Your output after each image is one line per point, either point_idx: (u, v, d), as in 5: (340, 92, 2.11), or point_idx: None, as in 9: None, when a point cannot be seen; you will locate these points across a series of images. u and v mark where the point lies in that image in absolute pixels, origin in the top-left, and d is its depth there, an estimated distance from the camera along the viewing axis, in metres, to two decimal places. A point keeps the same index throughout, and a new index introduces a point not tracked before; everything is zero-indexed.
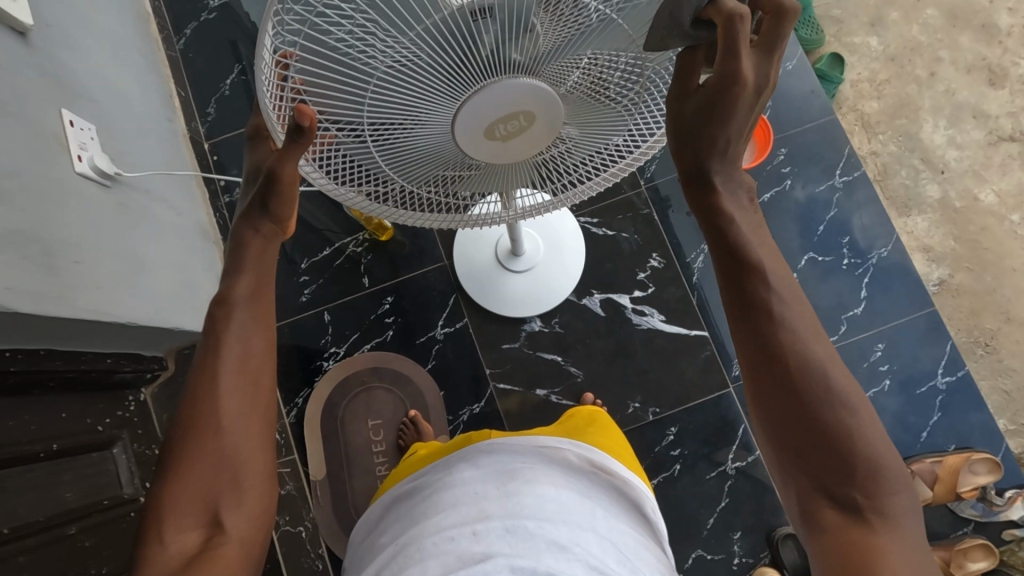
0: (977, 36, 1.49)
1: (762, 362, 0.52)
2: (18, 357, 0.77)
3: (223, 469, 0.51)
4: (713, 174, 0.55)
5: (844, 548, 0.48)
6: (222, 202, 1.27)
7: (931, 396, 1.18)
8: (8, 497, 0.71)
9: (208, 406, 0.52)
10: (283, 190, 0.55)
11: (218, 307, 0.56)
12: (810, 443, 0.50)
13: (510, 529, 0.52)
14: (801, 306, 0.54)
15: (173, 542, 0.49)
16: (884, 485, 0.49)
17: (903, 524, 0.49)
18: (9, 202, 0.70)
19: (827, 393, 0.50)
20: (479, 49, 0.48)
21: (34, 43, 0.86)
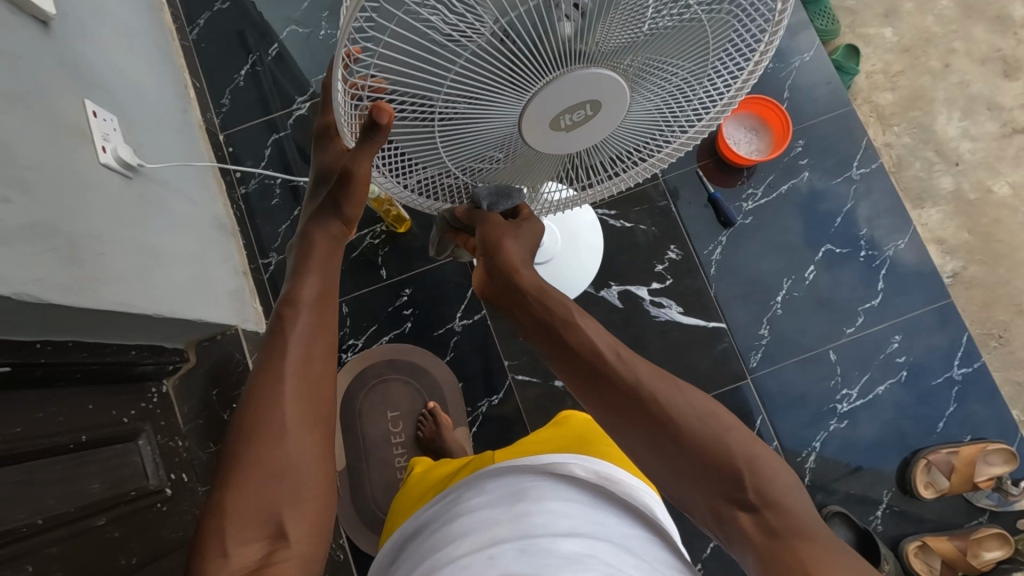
0: (992, 27, 1.48)
1: (629, 416, 0.61)
2: (47, 348, 0.77)
3: (283, 475, 0.52)
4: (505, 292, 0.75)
5: (767, 553, 0.53)
6: (238, 193, 1.28)
7: (947, 388, 1.19)
8: (33, 490, 0.71)
9: (269, 406, 0.54)
10: (355, 189, 0.61)
11: (285, 307, 0.60)
12: (696, 470, 0.57)
13: (525, 549, 0.51)
14: (641, 360, 0.65)
15: (233, 555, 0.49)
16: (767, 480, 0.56)
17: (798, 510, 0.55)
18: (33, 193, 0.69)
19: (692, 419, 0.59)
20: (549, 47, 0.48)
21: (54, 33, 0.85)
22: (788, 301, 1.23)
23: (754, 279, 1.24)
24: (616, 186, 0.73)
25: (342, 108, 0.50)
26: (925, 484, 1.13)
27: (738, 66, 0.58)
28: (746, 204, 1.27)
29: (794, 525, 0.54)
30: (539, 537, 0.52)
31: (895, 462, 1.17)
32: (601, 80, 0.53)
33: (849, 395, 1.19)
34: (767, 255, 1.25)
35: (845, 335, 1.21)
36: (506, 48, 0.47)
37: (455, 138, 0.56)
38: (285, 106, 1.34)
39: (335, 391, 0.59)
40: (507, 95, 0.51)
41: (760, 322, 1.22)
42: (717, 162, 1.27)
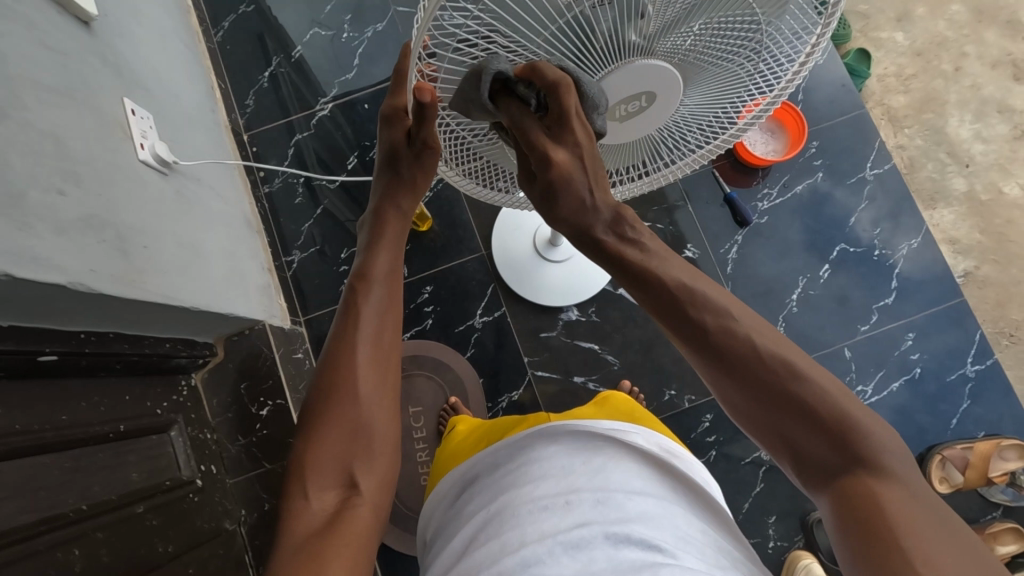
0: (1004, 31, 1.51)
1: (711, 361, 0.55)
2: (91, 339, 0.79)
3: (357, 436, 0.58)
4: (591, 228, 0.61)
5: (843, 503, 0.48)
6: (262, 192, 1.31)
7: (960, 384, 1.21)
8: (81, 476, 0.73)
9: (347, 377, 0.58)
10: (428, 158, 0.64)
11: (357, 282, 0.64)
12: (776, 420, 0.52)
13: (601, 500, 0.55)
14: (736, 301, 0.57)
15: (314, 499, 0.55)
16: (862, 434, 0.49)
17: (896, 462, 0.48)
18: (85, 186, 0.72)
19: (765, 354, 0.53)
20: (608, 36, 0.50)
21: (95, 32, 0.87)
22: (804, 299, 1.25)
23: (770, 278, 1.26)
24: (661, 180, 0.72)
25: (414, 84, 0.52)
26: (940, 478, 1.15)
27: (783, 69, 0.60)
28: (761, 204, 1.29)
29: (882, 469, 0.48)
30: (615, 491, 0.55)
31: (910, 458, 1.18)
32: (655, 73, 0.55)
33: (864, 392, 1.21)
34: (783, 254, 1.27)
35: (860, 332, 1.23)
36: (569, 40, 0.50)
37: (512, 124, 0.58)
38: (306, 108, 1.37)
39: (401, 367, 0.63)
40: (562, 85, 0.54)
41: (776, 320, 1.24)
42: (732, 163, 1.30)
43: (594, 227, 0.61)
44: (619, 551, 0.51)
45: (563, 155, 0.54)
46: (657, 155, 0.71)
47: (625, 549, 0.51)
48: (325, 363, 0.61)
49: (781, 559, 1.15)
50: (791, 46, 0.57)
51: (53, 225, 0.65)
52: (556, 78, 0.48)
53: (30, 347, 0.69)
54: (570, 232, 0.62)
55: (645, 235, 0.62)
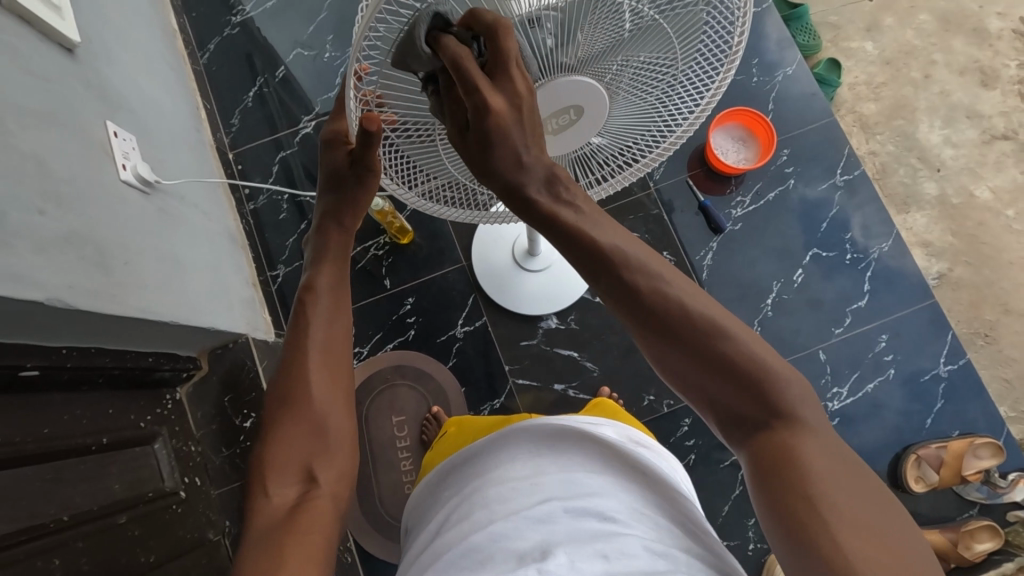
0: (970, 39, 1.54)
1: (645, 328, 0.55)
2: (73, 354, 0.81)
3: (313, 434, 0.57)
4: (524, 187, 0.55)
5: (759, 455, 0.50)
6: (247, 208, 1.34)
7: (934, 385, 1.23)
8: (62, 487, 0.75)
9: (300, 377, 0.59)
10: (369, 181, 0.64)
11: (306, 293, 0.66)
12: (711, 383, 0.52)
13: (563, 481, 0.54)
14: (653, 254, 0.56)
15: (275, 495, 0.54)
16: (779, 391, 0.50)
17: (806, 415, 0.50)
18: (67, 207, 0.75)
19: (692, 317, 0.53)
20: (531, 53, 0.53)
21: (79, 58, 0.91)
22: (778, 304, 1.27)
23: (745, 283, 1.28)
24: (609, 190, 0.72)
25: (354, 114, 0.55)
26: (915, 478, 1.17)
27: (716, 69, 0.62)
28: (735, 211, 1.32)
29: (791, 422, 0.50)
30: (575, 472, 0.55)
31: (887, 459, 1.20)
32: (581, 87, 0.57)
33: (839, 394, 1.23)
34: (758, 259, 1.29)
35: (835, 335, 1.25)
36: None
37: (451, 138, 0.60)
38: (291, 125, 1.40)
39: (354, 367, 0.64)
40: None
41: (752, 324, 1.26)
42: (706, 172, 1.33)
43: (526, 187, 0.55)
44: (578, 523, 0.50)
45: (501, 101, 0.49)
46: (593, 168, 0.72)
47: (584, 521, 0.50)
48: (279, 369, 0.61)
49: (760, 561, 1.16)
50: (720, 41, 0.60)
51: (33, 243, 0.67)
52: (492, 22, 0.47)
53: (12, 361, 0.71)
54: (501, 191, 0.56)
55: (581, 201, 0.57)
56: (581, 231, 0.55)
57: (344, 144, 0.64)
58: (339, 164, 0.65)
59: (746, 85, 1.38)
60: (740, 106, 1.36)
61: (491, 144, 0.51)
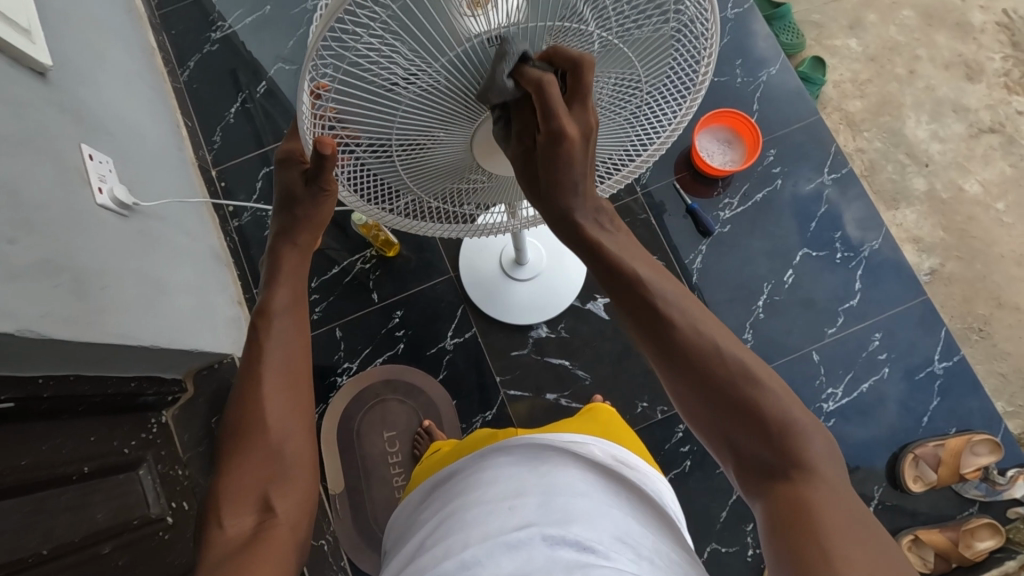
0: (953, 33, 1.54)
1: (672, 374, 0.55)
2: (50, 383, 0.79)
3: (271, 461, 0.56)
4: (573, 211, 0.58)
5: (776, 504, 0.49)
6: (232, 226, 1.32)
7: (929, 382, 1.22)
8: (43, 519, 0.73)
9: (254, 403, 0.58)
10: (326, 200, 0.62)
11: (259, 316, 0.63)
12: (732, 424, 0.52)
13: (543, 504, 0.53)
14: (686, 296, 0.58)
15: (229, 525, 0.53)
16: (802, 440, 0.50)
17: (825, 471, 0.50)
18: (40, 234, 0.74)
19: (724, 362, 0.53)
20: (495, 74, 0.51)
21: (52, 81, 0.89)
22: (770, 305, 1.26)
23: (736, 285, 1.27)
24: None
25: (308, 132, 0.53)
26: (914, 477, 1.16)
27: (682, 96, 0.62)
28: (723, 213, 1.31)
29: (807, 469, 0.50)
30: (555, 496, 0.54)
31: (884, 458, 1.19)
32: None
33: (834, 394, 1.22)
34: (747, 261, 1.28)
35: (828, 335, 1.24)
36: (456, 73, 0.50)
37: (411, 158, 0.59)
38: (276, 140, 1.39)
39: (312, 390, 0.63)
40: (458, 117, 0.55)
41: (744, 327, 1.25)
42: (692, 174, 1.32)
43: (577, 213, 0.59)
44: (555, 552, 0.49)
45: (574, 126, 0.51)
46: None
47: (562, 551, 0.49)
48: (234, 396, 0.59)
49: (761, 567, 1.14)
50: (688, 69, 0.60)
51: (5, 273, 0.66)
52: (576, 55, 0.48)
53: None
54: (552, 215, 0.59)
55: (619, 231, 0.63)
56: (618, 255, 0.59)
57: (301, 163, 0.62)
58: (294, 184, 0.62)
59: (730, 86, 1.38)
60: (725, 107, 1.35)
61: (557, 169, 0.54)
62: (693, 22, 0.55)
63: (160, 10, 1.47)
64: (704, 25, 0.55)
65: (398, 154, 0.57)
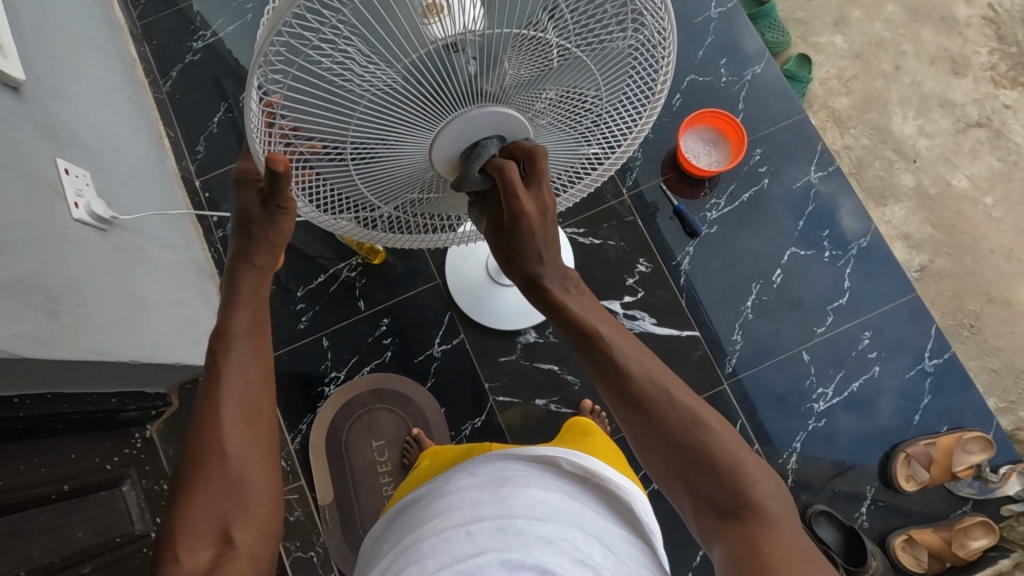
0: (939, 28, 1.54)
1: (631, 415, 0.57)
2: (26, 402, 0.79)
3: (230, 491, 0.55)
4: (541, 274, 0.63)
5: (733, 550, 0.50)
6: (216, 236, 1.31)
7: (920, 380, 1.21)
8: (20, 541, 0.72)
9: (212, 431, 0.56)
10: (283, 217, 0.60)
11: (217, 341, 0.61)
12: (694, 480, 0.54)
13: (503, 527, 0.53)
14: (636, 347, 0.61)
15: (186, 560, 0.52)
16: (754, 483, 0.52)
17: (774, 507, 0.52)
18: (12, 253, 0.73)
19: (680, 413, 0.56)
20: (452, 83, 0.51)
21: (25, 96, 0.89)
22: (759, 305, 1.25)
23: (725, 286, 1.27)
24: None
25: (262, 148, 0.52)
26: (906, 477, 1.15)
27: (644, 102, 0.63)
28: (710, 214, 1.30)
29: (761, 514, 0.51)
30: (517, 518, 0.54)
31: (876, 458, 1.18)
32: (505, 118, 0.56)
33: (825, 394, 1.21)
34: (736, 261, 1.28)
35: (818, 334, 1.24)
36: (410, 82, 0.49)
37: (370, 169, 0.58)
38: None
39: (275, 414, 0.62)
40: (416, 128, 0.54)
41: (733, 328, 1.25)
42: (679, 175, 1.31)
43: (544, 278, 0.63)
44: None
45: (533, 205, 0.58)
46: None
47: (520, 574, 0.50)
48: (191, 423, 0.58)
49: None
50: (649, 76, 0.60)
51: None
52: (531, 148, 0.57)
53: None
54: (522, 281, 0.63)
55: (584, 293, 0.66)
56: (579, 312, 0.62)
57: (256, 181, 0.60)
58: (251, 205, 0.60)
59: (715, 86, 1.37)
60: (709, 107, 1.35)
61: (518, 242, 0.60)
62: (649, 31, 0.55)
63: (141, 21, 1.46)
64: (660, 33, 0.55)
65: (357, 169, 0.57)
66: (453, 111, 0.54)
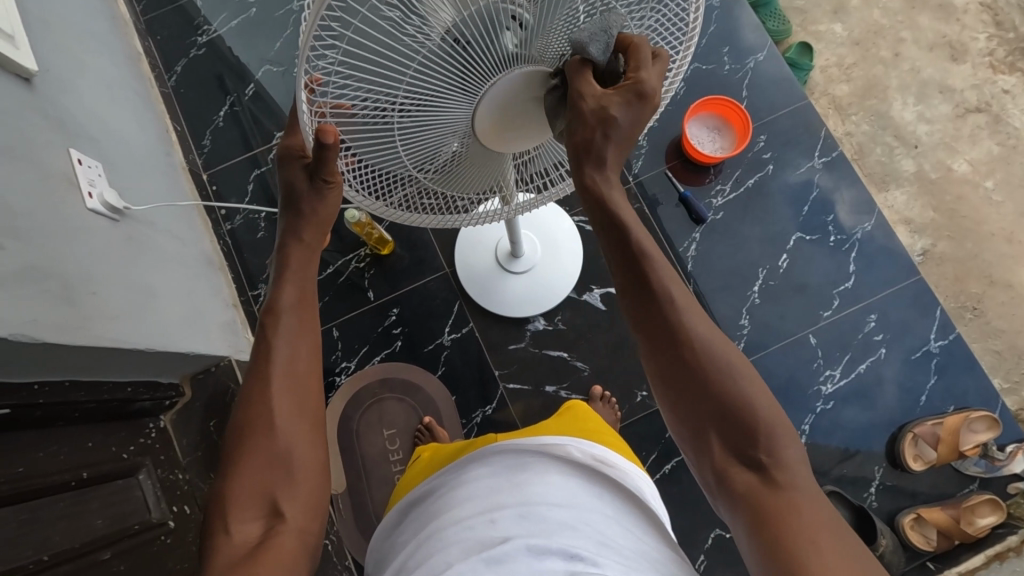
0: (936, 15, 1.55)
1: (659, 351, 0.59)
2: (44, 390, 0.79)
3: (280, 465, 0.56)
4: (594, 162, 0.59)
5: (762, 510, 0.51)
6: (224, 229, 1.31)
7: (926, 361, 1.23)
8: (40, 527, 0.72)
9: (260, 406, 0.58)
10: (329, 192, 0.61)
11: (268, 315, 0.63)
12: (724, 430, 0.55)
13: (524, 514, 0.54)
14: (692, 303, 0.60)
15: (236, 533, 0.53)
16: (779, 443, 0.54)
17: (797, 474, 0.53)
18: (25, 241, 0.73)
19: (721, 363, 0.56)
20: (488, 48, 0.51)
21: (36, 87, 0.89)
22: (765, 290, 1.27)
23: (729, 272, 1.28)
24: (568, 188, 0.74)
25: (308, 128, 0.52)
26: (914, 456, 1.17)
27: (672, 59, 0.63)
28: (715, 201, 1.31)
29: (786, 475, 0.53)
30: (537, 504, 0.55)
31: (883, 439, 1.20)
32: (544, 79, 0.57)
33: (832, 376, 1.22)
34: (741, 247, 1.29)
35: (824, 318, 1.25)
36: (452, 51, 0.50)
37: (415, 146, 0.58)
38: (265, 142, 1.39)
39: (321, 388, 0.63)
40: (456, 96, 0.55)
41: (740, 313, 1.26)
42: (683, 163, 1.32)
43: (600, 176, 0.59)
44: (542, 562, 0.50)
45: (654, 82, 0.55)
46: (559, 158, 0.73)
47: (548, 560, 0.50)
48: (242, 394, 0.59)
49: None
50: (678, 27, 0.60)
51: None
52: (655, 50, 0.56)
53: None
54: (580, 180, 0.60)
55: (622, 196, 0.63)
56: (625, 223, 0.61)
57: (301, 156, 0.61)
58: (297, 182, 0.61)
59: (718, 74, 1.38)
60: (712, 95, 1.36)
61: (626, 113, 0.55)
62: None
63: (145, 16, 1.46)
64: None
65: (400, 146, 0.57)
66: (491, 78, 0.54)
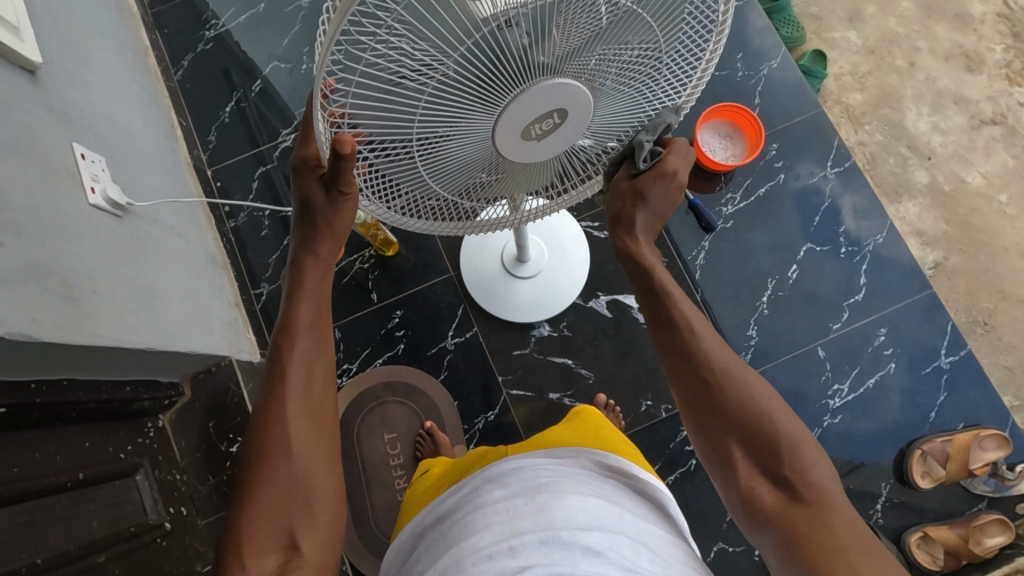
0: (953, 25, 1.53)
1: (684, 382, 0.66)
2: (43, 388, 0.78)
3: (297, 493, 0.56)
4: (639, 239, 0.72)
5: (795, 532, 0.55)
6: (228, 226, 1.30)
7: (936, 377, 1.21)
8: (36, 530, 0.71)
9: (277, 432, 0.57)
10: (345, 204, 0.61)
11: (282, 336, 0.62)
12: (745, 455, 0.61)
13: (546, 540, 0.53)
14: (710, 329, 0.69)
15: (254, 565, 0.53)
16: (807, 462, 0.59)
17: (829, 491, 0.58)
18: (26, 237, 0.72)
19: (737, 386, 0.63)
20: (509, 60, 0.49)
21: (41, 80, 0.88)
22: (775, 301, 1.25)
23: (738, 282, 1.26)
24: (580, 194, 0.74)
25: (323, 136, 0.52)
26: (922, 473, 1.15)
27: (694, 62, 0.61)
28: (726, 208, 1.29)
29: (814, 492, 0.57)
30: (559, 528, 0.53)
31: (892, 455, 1.18)
32: (564, 89, 0.55)
33: (840, 390, 1.20)
34: (750, 257, 1.27)
35: (833, 330, 1.23)
36: (471, 63, 0.48)
37: (432, 156, 0.57)
38: (271, 139, 1.37)
39: (336, 409, 0.63)
40: (477, 110, 0.53)
41: (748, 324, 1.24)
42: (694, 170, 1.30)
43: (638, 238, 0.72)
44: None
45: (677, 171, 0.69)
46: (577, 166, 0.72)
47: None
48: (258, 418, 0.59)
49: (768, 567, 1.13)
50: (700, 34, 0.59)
51: None
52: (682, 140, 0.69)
53: None
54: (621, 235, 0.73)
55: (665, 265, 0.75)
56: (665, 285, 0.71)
57: (316, 167, 0.60)
58: (315, 195, 0.61)
59: (731, 79, 1.36)
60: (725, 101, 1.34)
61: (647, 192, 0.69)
62: None
63: (152, 9, 1.45)
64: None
65: (417, 155, 0.56)
66: (514, 89, 0.53)
